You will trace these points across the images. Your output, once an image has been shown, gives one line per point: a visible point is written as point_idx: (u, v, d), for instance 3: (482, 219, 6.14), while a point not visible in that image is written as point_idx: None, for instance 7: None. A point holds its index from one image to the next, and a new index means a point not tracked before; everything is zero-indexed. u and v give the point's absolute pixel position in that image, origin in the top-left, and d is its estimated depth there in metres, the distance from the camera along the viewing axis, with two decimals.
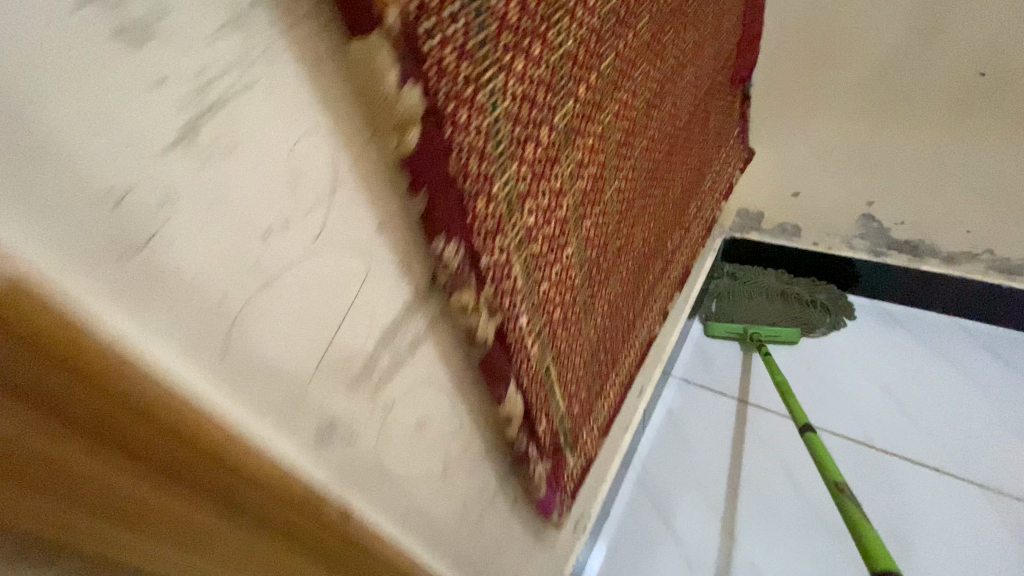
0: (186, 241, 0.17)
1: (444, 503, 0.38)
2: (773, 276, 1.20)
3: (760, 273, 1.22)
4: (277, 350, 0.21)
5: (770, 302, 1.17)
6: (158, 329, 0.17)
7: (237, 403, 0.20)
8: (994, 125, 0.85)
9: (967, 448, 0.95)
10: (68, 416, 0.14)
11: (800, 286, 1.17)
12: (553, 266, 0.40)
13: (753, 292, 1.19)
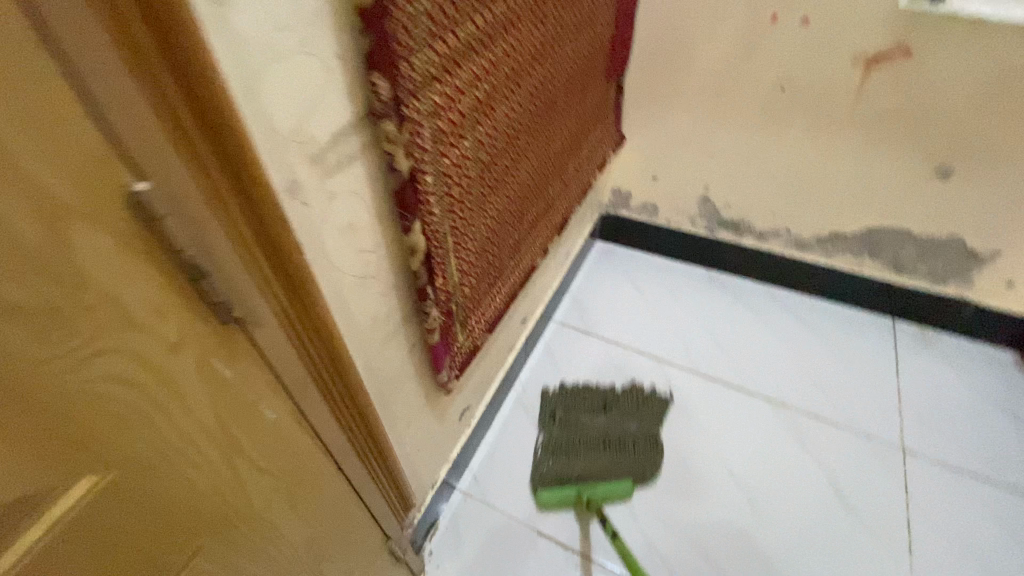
0: (243, 6, 0.31)
1: (360, 304, 0.52)
2: (597, 422, 1.13)
3: (585, 418, 1.14)
4: (275, 105, 0.35)
5: (598, 457, 1.07)
6: (222, 51, 0.30)
7: (251, 127, 0.33)
8: (786, 129, 1.15)
9: (767, 375, 1.23)
10: (187, 72, 0.27)
11: (624, 430, 1.12)
12: (453, 150, 0.55)
13: (581, 445, 1.09)
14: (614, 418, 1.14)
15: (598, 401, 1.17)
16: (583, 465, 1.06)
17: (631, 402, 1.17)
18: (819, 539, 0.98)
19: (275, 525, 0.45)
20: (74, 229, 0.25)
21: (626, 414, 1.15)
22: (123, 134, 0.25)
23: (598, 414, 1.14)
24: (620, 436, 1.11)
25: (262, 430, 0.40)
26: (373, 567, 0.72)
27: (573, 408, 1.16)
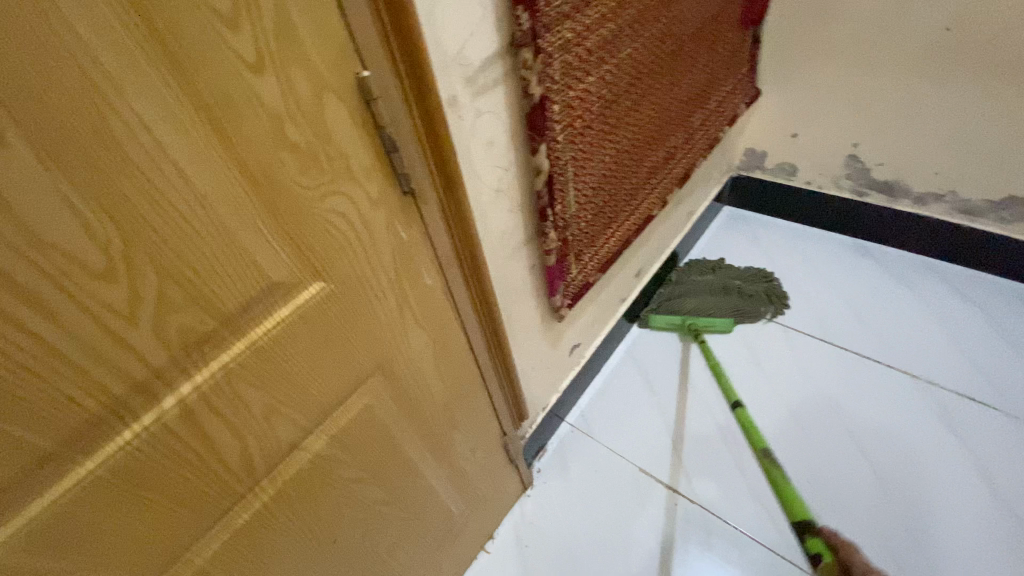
0: None
1: (494, 214, 0.62)
2: (709, 272, 1.31)
3: (698, 268, 1.33)
4: (444, 32, 0.46)
5: (704, 297, 1.26)
6: None
7: (429, 46, 0.45)
8: (957, 73, 1.02)
9: (912, 349, 1.12)
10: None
11: (731, 283, 1.29)
12: (578, 84, 0.63)
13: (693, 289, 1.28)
14: (723, 271, 1.31)
15: (714, 264, 1.33)
16: (691, 303, 1.26)
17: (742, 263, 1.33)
18: (961, 521, 0.89)
19: (419, 378, 0.58)
20: (329, 103, 0.37)
21: (735, 270, 1.31)
22: (356, 35, 0.37)
23: (710, 266, 1.32)
24: (728, 280, 1.29)
25: (416, 292, 0.52)
26: (489, 458, 0.84)
27: (690, 257, 1.35)
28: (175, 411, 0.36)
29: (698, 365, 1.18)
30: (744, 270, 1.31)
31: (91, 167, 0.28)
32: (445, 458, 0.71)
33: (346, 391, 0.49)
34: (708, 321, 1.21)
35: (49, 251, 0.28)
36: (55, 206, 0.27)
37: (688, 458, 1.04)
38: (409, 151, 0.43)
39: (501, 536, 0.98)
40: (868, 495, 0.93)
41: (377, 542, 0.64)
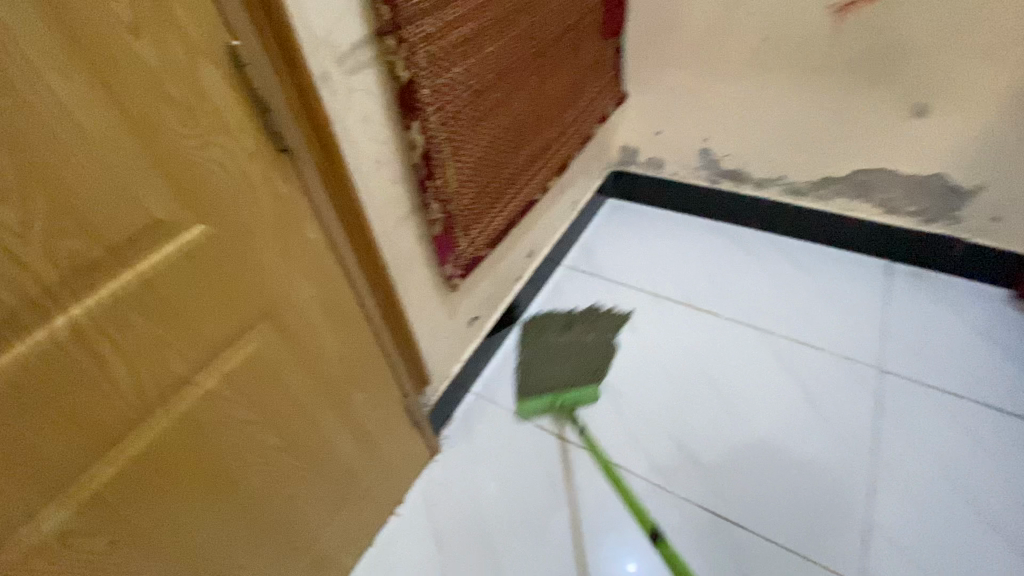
0: None
1: (376, 184, 0.71)
2: (566, 339, 1.29)
3: (555, 337, 1.30)
4: (310, 19, 0.55)
5: (567, 366, 1.22)
6: None
7: (299, 30, 0.55)
8: (774, 77, 1.25)
9: (760, 306, 1.32)
10: None
11: (589, 345, 1.27)
12: (446, 73, 0.73)
13: (550, 359, 1.25)
14: (579, 334, 1.30)
15: (563, 323, 1.34)
16: (554, 377, 1.21)
17: (595, 321, 1.34)
18: (796, 440, 1.06)
19: (310, 328, 0.65)
20: (206, 68, 0.44)
21: (589, 329, 1.31)
22: (230, 12, 0.45)
23: (566, 332, 1.31)
24: (580, 339, 1.29)
25: (299, 245, 0.59)
26: (391, 420, 0.90)
27: (545, 328, 1.33)
28: (66, 333, 0.41)
29: (576, 447, 1.11)
30: (585, 317, 1.35)
31: None
32: (345, 414, 0.77)
33: (234, 335, 0.55)
34: (577, 395, 1.15)
35: None
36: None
37: (574, 448, 1.11)
38: (283, 114, 0.51)
39: (410, 501, 1.05)
40: (726, 433, 1.08)
41: (279, 487, 0.69)
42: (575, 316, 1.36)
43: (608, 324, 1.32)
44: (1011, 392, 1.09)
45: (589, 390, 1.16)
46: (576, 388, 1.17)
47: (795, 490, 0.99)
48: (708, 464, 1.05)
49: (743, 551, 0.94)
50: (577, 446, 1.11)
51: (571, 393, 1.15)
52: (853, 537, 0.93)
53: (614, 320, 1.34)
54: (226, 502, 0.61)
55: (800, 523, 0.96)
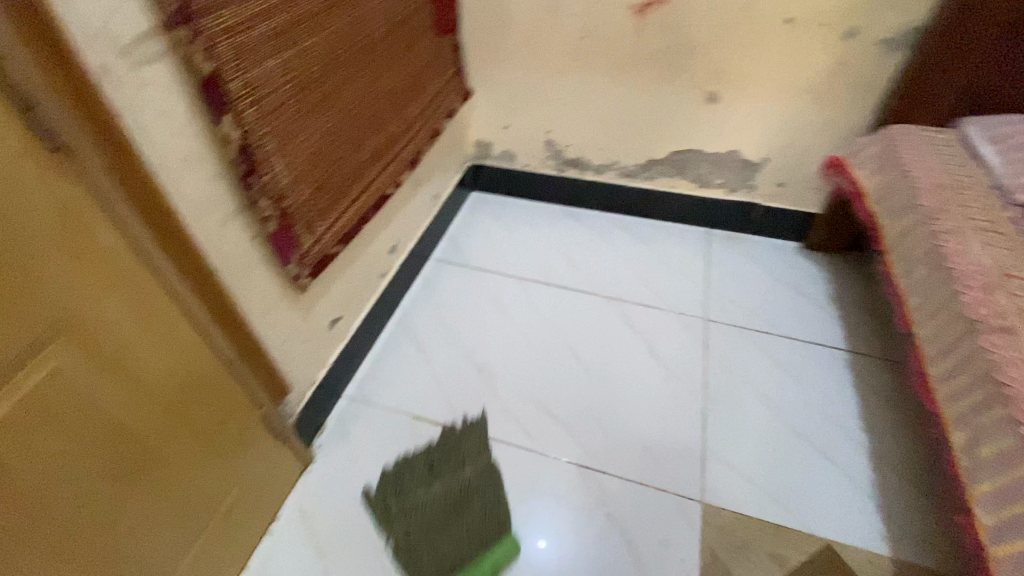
0: None
1: (189, 184, 0.68)
2: (439, 492, 1.03)
3: (423, 492, 1.03)
4: (81, 8, 0.52)
5: (459, 524, 0.99)
6: None
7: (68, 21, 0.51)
8: (597, 71, 1.39)
9: (610, 278, 1.45)
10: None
11: (468, 485, 1.05)
12: (258, 66, 0.72)
13: (433, 524, 0.99)
14: (452, 475, 1.06)
15: (426, 464, 1.08)
16: (448, 544, 0.97)
17: (464, 451, 1.10)
18: (647, 395, 1.19)
19: (127, 341, 0.60)
20: None
21: (460, 466, 1.08)
22: None
23: (433, 482, 1.05)
24: (454, 476, 1.06)
25: (96, 251, 0.55)
26: (248, 434, 0.86)
27: (405, 484, 1.04)
28: None
29: None
30: (448, 447, 1.11)
31: None
32: (187, 431, 0.73)
33: (23, 354, 0.50)
34: (492, 559, 0.95)
35: None
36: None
37: None
38: (52, 109, 0.48)
39: (284, 517, 1.01)
40: (589, 401, 1.18)
41: (112, 516, 0.64)
42: (435, 451, 1.10)
43: (479, 446, 1.11)
44: (802, 325, 1.33)
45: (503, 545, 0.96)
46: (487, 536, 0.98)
47: (649, 440, 1.11)
48: (574, 426, 1.14)
49: (607, 495, 1.04)
50: None
51: (486, 552, 0.95)
52: (696, 470, 1.07)
53: (483, 437, 1.13)
54: (38, 542, 0.56)
55: (654, 466, 1.08)
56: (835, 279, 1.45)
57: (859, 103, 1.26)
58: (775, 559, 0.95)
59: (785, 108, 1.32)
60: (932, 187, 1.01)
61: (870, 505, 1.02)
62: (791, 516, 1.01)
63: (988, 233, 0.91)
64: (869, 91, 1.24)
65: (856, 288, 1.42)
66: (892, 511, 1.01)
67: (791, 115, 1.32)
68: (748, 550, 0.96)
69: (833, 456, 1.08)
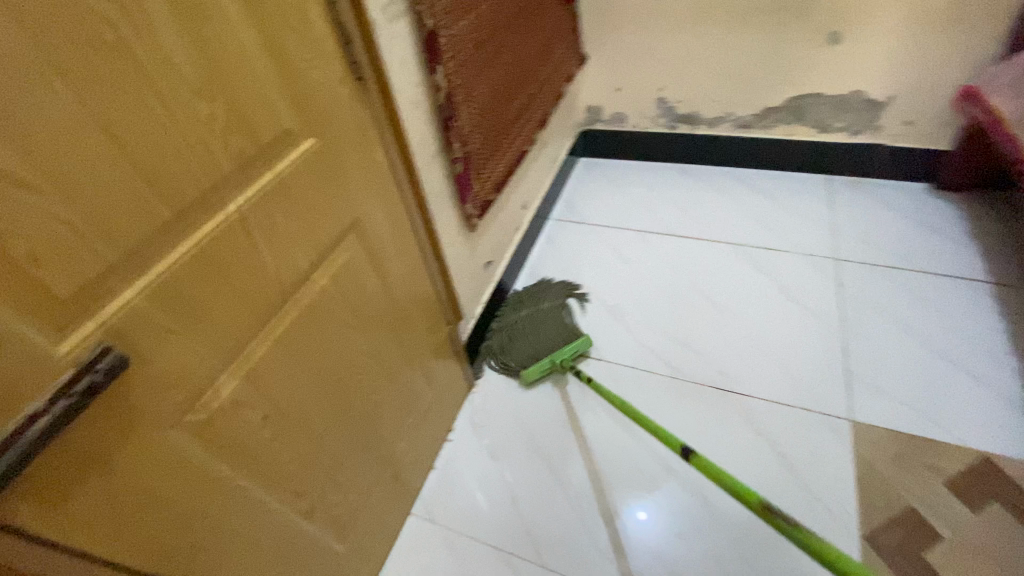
0: None
1: (412, 124, 0.83)
2: (527, 314, 1.30)
3: (517, 315, 1.30)
4: None
5: (546, 334, 1.24)
6: None
7: None
8: (710, 26, 1.44)
9: (729, 225, 1.50)
10: None
11: (555, 310, 1.30)
12: (454, 27, 0.86)
13: (528, 332, 1.25)
14: (537, 307, 1.32)
15: (521, 299, 1.35)
16: (539, 344, 1.22)
17: (547, 295, 1.36)
18: (781, 326, 1.23)
19: (381, 245, 0.76)
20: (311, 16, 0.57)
21: (545, 301, 1.34)
22: None
23: (522, 308, 1.32)
24: (541, 306, 1.32)
25: (371, 166, 0.71)
26: (439, 346, 1.01)
27: (502, 312, 1.32)
28: (235, 218, 0.53)
29: (580, 393, 1.17)
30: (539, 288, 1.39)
31: (195, 26, 0.46)
32: (406, 333, 0.88)
33: (334, 240, 0.67)
34: (570, 349, 1.19)
35: (172, 73, 0.45)
36: (171, 37, 0.44)
37: (579, 396, 1.17)
38: (357, 52, 0.64)
39: (458, 430, 1.16)
40: (722, 331, 1.25)
41: (364, 391, 0.80)
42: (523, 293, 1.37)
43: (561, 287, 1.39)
44: (939, 259, 1.31)
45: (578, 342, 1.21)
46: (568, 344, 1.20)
47: (787, 364, 1.16)
48: (711, 356, 1.21)
49: (751, 411, 1.10)
50: (581, 393, 1.17)
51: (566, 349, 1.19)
52: (840, 390, 1.10)
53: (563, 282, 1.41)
54: (335, 396, 0.73)
55: (795, 388, 1.12)
56: (973, 215, 1.40)
57: (1000, 25, 1.22)
58: (933, 470, 0.97)
59: (912, 41, 1.30)
60: None
61: None
62: (946, 431, 1.02)
63: None
64: (1009, 12, 1.20)
65: (999, 222, 1.36)
66: None
67: (919, 47, 1.30)
68: (903, 459, 0.99)
69: (988, 379, 1.07)
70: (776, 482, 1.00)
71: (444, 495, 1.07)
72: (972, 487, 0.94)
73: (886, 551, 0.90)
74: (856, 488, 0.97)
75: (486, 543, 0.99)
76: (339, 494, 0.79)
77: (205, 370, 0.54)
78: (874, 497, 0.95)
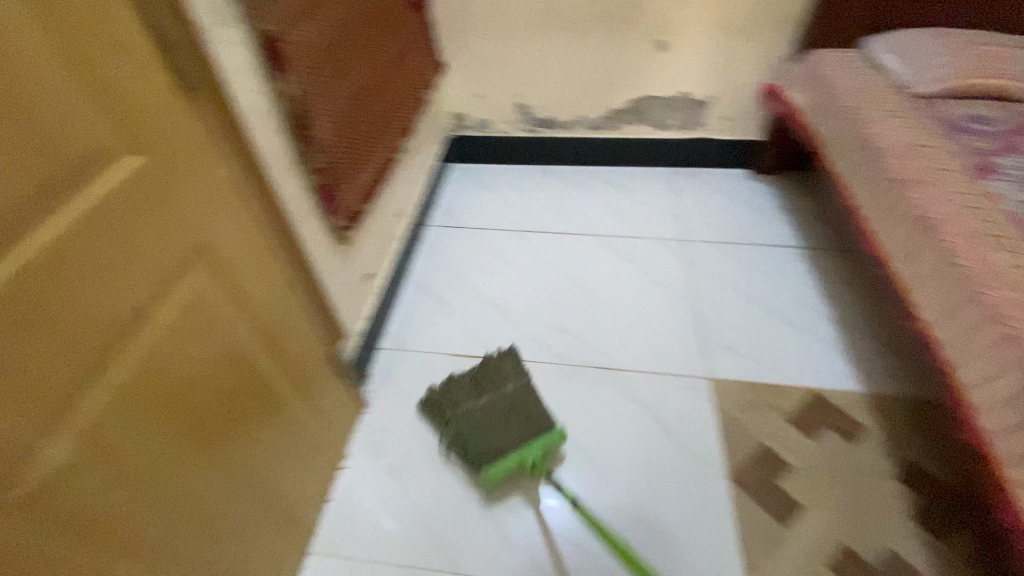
0: None
1: (262, 136, 0.78)
2: (487, 403, 1.08)
3: (472, 402, 1.10)
4: None
5: (511, 428, 1.04)
6: None
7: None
8: (557, 35, 1.55)
9: (593, 218, 1.62)
10: None
11: (515, 393, 1.10)
12: (299, 33, 0.83)
13: (489, 423, 1.05)
14: (498, 390, 1.11)
15: (473, 381, 1.14)
16: (504, 439, 1.02)
17: (508, 373, 1.15)
18: (648, 305, 1.36)
19: (238, 271, 0.71)
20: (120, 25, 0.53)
21: (504, 381, 1.13)
22: None
23: (482, 394, 1.11)
24: (499, 387, 1.12)
25: (213, 185, 0.66)
26: (320, 369, 0.96)
27: (457, 401, 1.11)
28: (43, 253, 0.46)
29: (555, 501, 1.02)
30: (489, 363, 1.19)
31: None
32: (279, 360, 0.82)
33: (176, 270, 0.61)
34: (541, 446, 1.01)
35: None
36: None
37: (552, 504, 1.02)
38: (183, 62, 0.61)
39: (352, 454, 1.11)
40: (600, 316, 1.34)
41: (237, 429, 0.73)
42: (479, 373, 1.17)
43: (511, 364, 1.18)
44: (762, 232, 1.54)
45: (550, 436, 1.02)
46: (537, 437, 1.02)
47: (656, 338, 1.29)
48: (592, 340, 1.29)
49: (632, 386, 1.20)
50: (557, 501, 1.02)
51: (536, 447, 1.01)
52: (699, 353, 1.25)
53: (515, 356, 1.20)
54: (201, 443, 0.66)
55: (666, 358, 1.25)
56: (783, 193, 1.67)
57: (783, 35, 1.47)
58: (776, 409, 1.14)
59: (721, 48, 1.52)
60: (851, 91, 1.23)
61: (843, 358, 1.23)
62: (783, 376, 1.20)
63: (898, 117, 1.13)
64: (789, 24, 1.45)
65: (800, 197, 1.65)
66: (859, 360, 1.22)
67: (726, 54, 1.52)
68: (753, 405, 1.15)
69: (808, 328, 1.29)
70: (659, 446, 1.10)
71: (343, 524, 1.01)
72: (807, 418, 1.13)
73: (749, 487, 1.03)
74: (722, 438, 1.11)
75: (393, 564, 0.97)
76: (218, 548, 0.72)
77: (24, 433, 0.46)
78: (736, 442, 1.10)
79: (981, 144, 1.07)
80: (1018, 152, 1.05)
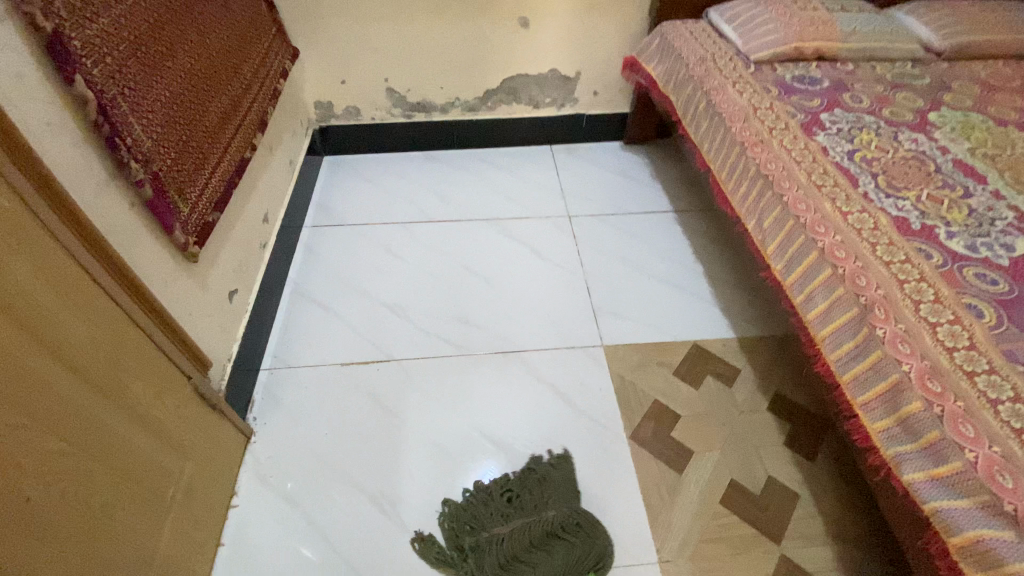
0: None
1: (57, 150, 0.66)
2: (519, 531, 0.97)
3: (500, 528, 0.98)
4: None
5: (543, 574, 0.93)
6: None
7: None
8: (417, 16, 1.48)
9: (479, 203, 1.60)
10: None
11: (557, 524, 0.98)
12: (92, 24, 0.70)
13: (517, 561, 0.94)
14: (536, 514, 1.00)
15: (504, 498, 1.01)
16: None
17: (551, 489, 1.03)
18: (541, 283, 1.38)
19: (46, 316, 0.59)
20: None
21: (545, 503, 1.01)
22: None
23: (513, 517, 0.99)
24: (539, 514, 1.00)
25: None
26: (185, 407, 0.85)
27: (485, 526, 0.98)
28: None
29: None
30: (530, 472, 1.05)
31: None
32: (124, 408, 0.71)
33: None
34: None
35: None
36: None
37: None
38: None
39: (243, 489, 1.01)
40: (496, 302, 1.34)
41: (78, 497, 0.63)
42: (518, 483, 1.03)
43: (559, 476, 1.04)
44: (639, 200, 1.62)
45: None
46: None
47: (551, 316, 1.31)
48: (490, 326, 1.29)
49: (533, 367, 1.21)
50: None
51: None
52: (592, 324, 1.29)
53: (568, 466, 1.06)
54: (26, 525, 0.55)
55: (562, 334, 1.27)
56: (654, 161, 1.77)
57: (637, 8, 1.53)
58: (665, 366, 1.22)
59: (582, 23, 1.54)
60: (699, 60, 1.31)
61: (718, 310, 1.34)
62: (669, 334, 1.28)
63: (740, 84, 1.23)
64: None
65: (668, 163, 1.75)
66: (731, 309, 1.34)
67: (587, 29, 1.56)
68: (645, 366, 1.22)
69: (687, 286, 1.38)
70: (563, 421, 1.13)
71: (242, 566, 0.93)
72: (692, 370, 1.22)
73: (646, 443, 1.10)
74: (619, 402, 1.16)
75: None
76: None
77: None
78: (633, 404, 1.16)
79: (808, 103, 1.19)
80: (837, 108, 1.18)
